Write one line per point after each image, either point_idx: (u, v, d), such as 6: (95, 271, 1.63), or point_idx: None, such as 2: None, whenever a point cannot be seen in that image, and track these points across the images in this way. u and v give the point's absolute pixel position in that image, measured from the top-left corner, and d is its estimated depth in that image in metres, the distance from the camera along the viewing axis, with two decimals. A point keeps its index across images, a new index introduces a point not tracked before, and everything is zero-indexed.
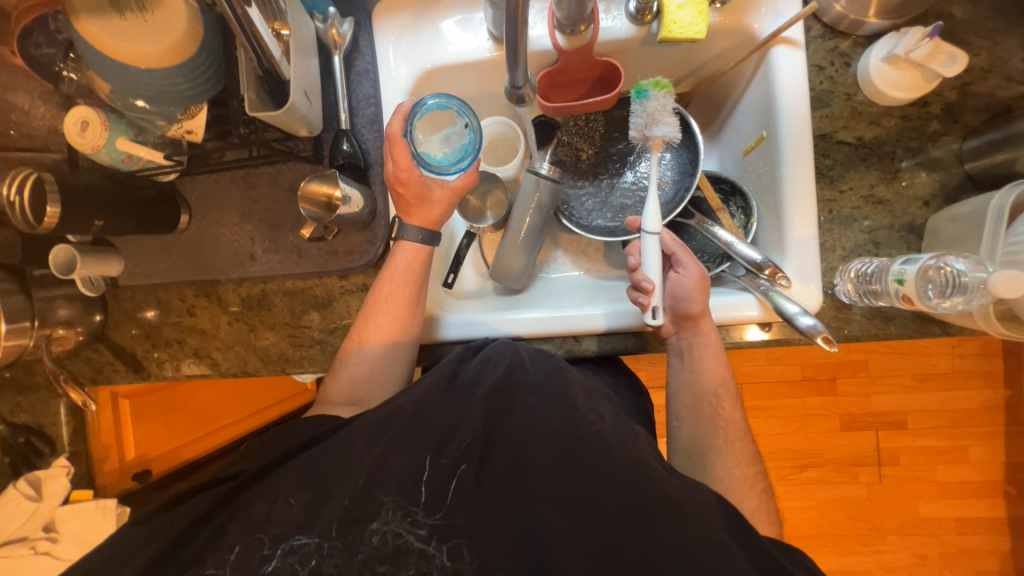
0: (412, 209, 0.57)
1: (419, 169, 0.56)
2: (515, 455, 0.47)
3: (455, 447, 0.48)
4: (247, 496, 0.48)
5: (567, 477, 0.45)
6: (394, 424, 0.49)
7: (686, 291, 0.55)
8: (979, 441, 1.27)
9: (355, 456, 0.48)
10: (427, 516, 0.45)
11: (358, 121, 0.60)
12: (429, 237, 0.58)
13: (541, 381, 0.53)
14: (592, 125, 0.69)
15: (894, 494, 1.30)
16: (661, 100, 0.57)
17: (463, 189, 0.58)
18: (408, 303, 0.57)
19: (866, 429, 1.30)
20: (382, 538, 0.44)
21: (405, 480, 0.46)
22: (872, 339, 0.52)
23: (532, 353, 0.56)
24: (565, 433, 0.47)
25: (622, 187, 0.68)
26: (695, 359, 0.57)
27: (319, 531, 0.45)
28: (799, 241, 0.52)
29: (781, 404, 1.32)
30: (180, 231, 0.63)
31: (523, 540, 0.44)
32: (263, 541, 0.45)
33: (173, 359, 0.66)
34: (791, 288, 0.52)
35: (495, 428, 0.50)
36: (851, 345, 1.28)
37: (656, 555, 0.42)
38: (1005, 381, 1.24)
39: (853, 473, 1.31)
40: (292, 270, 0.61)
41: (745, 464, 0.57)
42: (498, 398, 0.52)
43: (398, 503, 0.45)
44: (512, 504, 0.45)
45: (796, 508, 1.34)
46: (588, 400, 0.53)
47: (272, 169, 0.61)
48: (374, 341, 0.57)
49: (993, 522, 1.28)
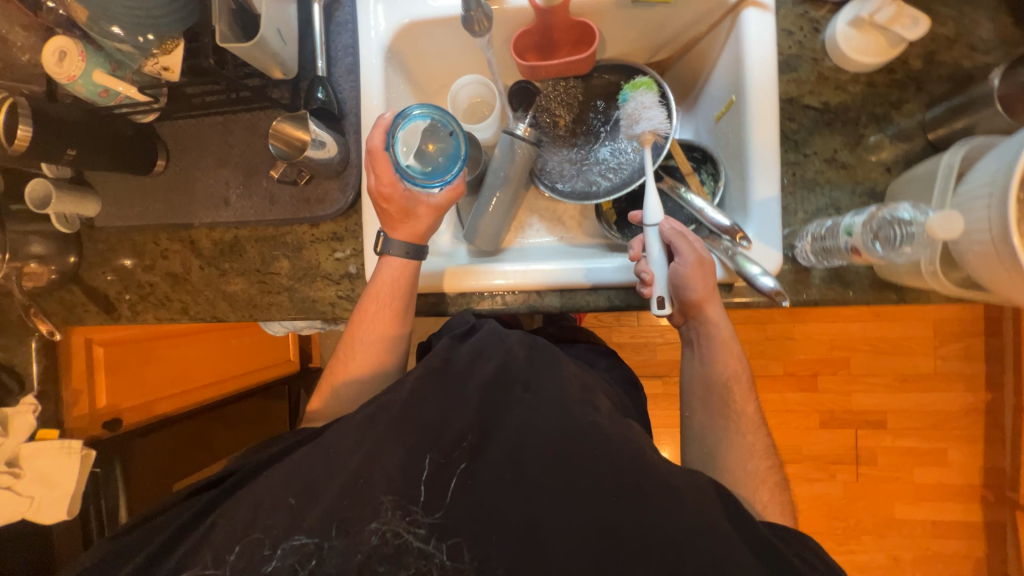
0: (397, 223, 0.58)
1: (402, 183, 0.55)
2: (513, 448, 0.46)
3: (445, 441, 0.47)
4: (231, 496, 0.48)
5: (564, 475, 0.44)
6: (381, 420, 0.48)
7: (686, 282, 0.53)
8: (961, 446, 1.26)
9: (341, 455, 0.47)
10: (427, 515, 0.45)
11: (336, 70, 0.61)
12: (414, 252, 0.58)
13: (536, 375, 0.52)
14: (571, 92, 0.69)
15: (871, 494, 1.30)
16: (639, 100, 0.61)
17: (448, 203, 0.57)
18: (406, 296, 0.58)
19: (847, 427, 1.30)
20: (381, 537, 0.44)
21: (399, 479, 0.45)
22: (830, 304, 0.52)
23: (526, 351, 0.55)
24: (560, 425, 0.47)
25: (598, 154, 0.69)
26: (704, 349, 0.59)
27: (316, 530, 0.44)
28: (761, 201, 0.52)
29: (761, 398, 1.32)
30: (157, 173, 0.64)
31: (520, 537, 0.43)
32: (263, 540, 0.45)
33: (148, 305, 0.67)
34: (752, 249, 0.52)
35: (488, 420, 0.49)
36: (833, 342, 1.29)
37: (656, 555, 0.41)
38: (985, 385, 1.24)
39: (831, 471, 1.31)
40: (264, 216, 0.62)
41: (759, 458, 0.56)
42: (494, 393, 0.50)
43: (395, 501, 0.45)
44: (516, 499, 0.44)
45: None
46: (583, 392, 0.53)
47: (250, 116, 0.62)
48: (379, 331, 0.59)
49: (970, 526, 1.27)
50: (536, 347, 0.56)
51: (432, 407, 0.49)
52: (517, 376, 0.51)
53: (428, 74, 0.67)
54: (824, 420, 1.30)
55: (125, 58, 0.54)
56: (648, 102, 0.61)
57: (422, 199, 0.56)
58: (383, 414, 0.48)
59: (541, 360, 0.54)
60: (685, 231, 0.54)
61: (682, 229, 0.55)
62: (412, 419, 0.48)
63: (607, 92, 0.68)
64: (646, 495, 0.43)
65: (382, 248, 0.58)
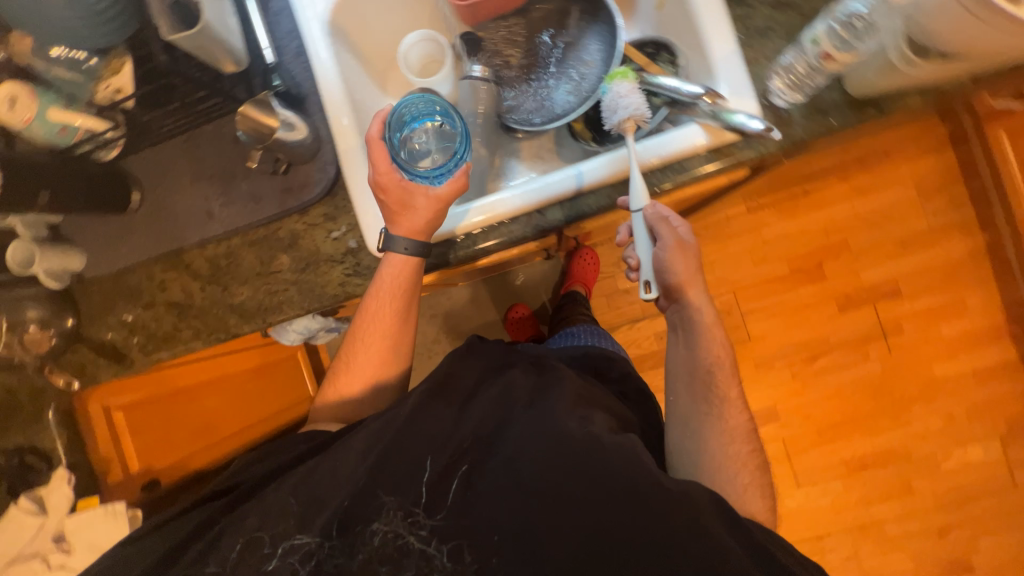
0: (398, 216, 0.58)
1: (398, 173, 0.57)
2: (507, 459, 0.56)
3: (442, 455, 0.57)
4: (241, 508, 0.56)
5: (551, 471, 0.54)
6: (381, 443, 0.57)
7: (670, 264, 0.59)
8: (977, 293, 1.28)
9: (343, 473, 0.56)
10: (428, 518, 0.55)
11: (286, 58, 0.61)
12: (416, 248, 0.58)
13: (528, 400, 0.61)
14: (514, 30, 0.70)
15: (907, 362, 1.31)
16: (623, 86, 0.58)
17: (449, 195, 0.58)
18: (401, 305, 0.61)
19: (864, 305, 1.32)
20: (383, 538, 0.54)
21: (402, 485, 0.55)
22: (818, 137, 0.54)
23: (519, 377, 0.64)
24: (556, 437, 0.56)
25: (556, 80, 0.70)
26: (689, 333, 0.67)
27: (318, 532, 0.53)
28: (722, 58, 0.54)
29: (776, 302, 1.34)
30: (134, 210, 0.64)
31: (511, 524, 0.54)
32: (263, 538, 0.54)
33: (160, 343, 0.65)
34: (729, 103, 0.54)
35: (490, 434, 0.59)
36: (827, 228, 1.31)
37: (628, 539, 0.52)
38: (979, 226, 1.27)
39: (863, 351, 1.32)
40: (253, 217, 0.62)
41: (740, 442, 0.64)
42: (494, 411, 0.60)
43: (399, 506, 0.55)
44: (514, 500, 0.54)
45: (817, 401, 1.34)
46: (578, 406, 0.62)
47: (212, 125, 0.62)
48: (377, 336, 0.64)
49: (1008, 365, 1.28)
50: (528, 376, 0.65)
51: (426, 429, 0.58)
52: (514, 399, 0.61)
53: (374, 47, 0.68)
54: (841, 304, 1.32)
55: (74, 88, 0.56)
56: (624, 90, 0.57)
57: (421, 194, 0.57)
58: (383, 439, 0.57)
59: (539, 385, 0.64)
60: (668, 216, 0.58)
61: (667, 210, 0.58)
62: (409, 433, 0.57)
63: (549, 21, 0.70)
64: (641, 499, 0.53)
65: (384, 245, 0.58)
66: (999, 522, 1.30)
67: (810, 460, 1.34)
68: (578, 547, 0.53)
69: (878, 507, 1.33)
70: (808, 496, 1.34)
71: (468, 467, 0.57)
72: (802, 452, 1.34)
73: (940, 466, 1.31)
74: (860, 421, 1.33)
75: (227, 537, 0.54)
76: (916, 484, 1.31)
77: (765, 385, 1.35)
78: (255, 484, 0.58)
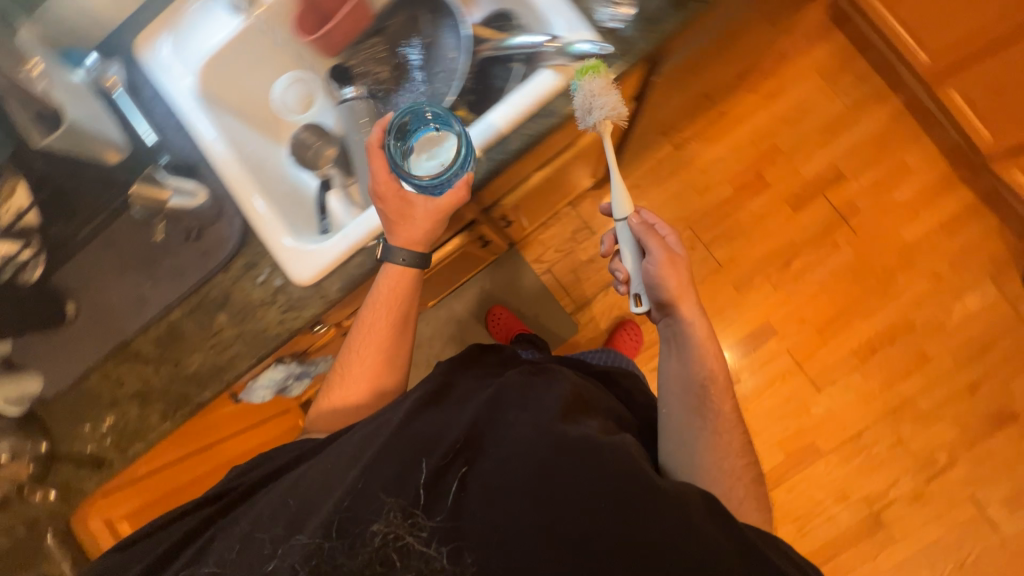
0: (397, 225, 0.60)
1: (396, 182, 0.60)
2: (507, 454, 0.58)
3: (437, 448, 0.58)
4: (233, 515, 0.61)
5: (551, 457, 0.56)
6: (372, 444, 0.60)
7: (657, 277, 0.72)
8: (914, 150, 1.30)
9: (337, 474, 0.58)
10: (428, 518, 0.54)
11: (169, 136, 0.66)
12: (417, 257, 0.62)
13: (522, 400, 0.64)
14: (376, 49, 0.74)
15: (875, 238, 1.32)
16: (594, 83, 0.54)
17: (448, 207, 0.60)
18: (391, 316, 0.65)
19: (815, 198, 1.34)
20: (382, 538, 0.53)
21: (400, 484, 0.56)
22: (658, 43, 0.57)
23: (517, 385, 0.67)
24: (553, 429, 0.58)
25: (428, 79, 0.73)
26: (680, 343, 0.75)
27: (315, 536, 0.53)
28: (551, 5, 0.60)
29: (733, 223, 1.36)
30: (72, 319, 0.66)
31: (515, 515, 0.54)
32: (262, 543, 0.56)
33: (132, 436, 0.67)
34: (568, 39, 0.58)
35: (492, 427, 0.61)
36: (753, 139, 1.35)
37: (634, 516, 0.53)
38: (890, 90, 1.31)
39: (830, 241, 1.33)
40: (181, 288, 0.64)
41: (736, 458, 0.71)
42: (489, 401, 0.63)
43: (398, 506, 0.55)
44: (514, 480, 0.56)
45: (805, 303, 1.34)
46: (571, 406, 0.66)
47: (122, 217, 0.65)
48: (369, 346, 0.66)
49: (972, 207, 1.29)
50: (523, 385, 0.67)
51: (422, 429, 0.61)
52: (507, 393, 0.65)
53: None
54: (793, 205, 1.34)
55: None
56: (598, 88, 0.54)
57: (422, 203, 0.61)
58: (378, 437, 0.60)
59: (535, 384, 0.69)
60: (654, 236, 0.72)
61: (652, 232, 0.73)
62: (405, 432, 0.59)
63: (405, 30, 0.74)
64: (631, 496, 0.54)
65: (384, 255, 0.62)
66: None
67: (820, 362, 1.33)
68: (575, 524, 0.53)
69: (902, 385, 1.31)
70: (831, 397, 1.33)
71: (466, 449, 0.59)
72: (809, 355, 1.34)
73: (946, 325, 1.29)
74: (854, 308, 1.32)
75: (221, 541, 0.59)
76: (930, 350, 1.30)
77: (752, 305, 1.35)
78: (251, 488, 0.64)
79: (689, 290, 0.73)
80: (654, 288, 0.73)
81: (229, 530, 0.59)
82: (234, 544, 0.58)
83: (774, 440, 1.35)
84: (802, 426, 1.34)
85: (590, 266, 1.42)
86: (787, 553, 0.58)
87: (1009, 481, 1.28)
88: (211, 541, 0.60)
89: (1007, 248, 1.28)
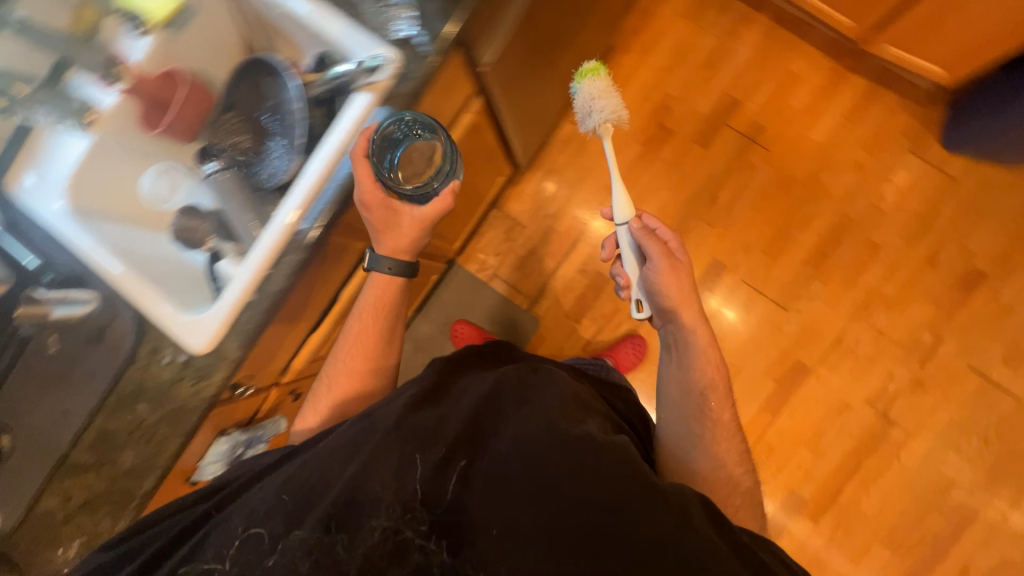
0: (386, 236, 0.72)
1: (382, 189, 0.65)
2: (506, 450, 0.66)
3: (434, 450, 0.66)
4: (231, 508, 0.67)
5: (547, 456, 0.63)
6: (367, 447, 0.68)
7: (659, 286, 0.88)
8: (795, 57, 1.33)
9: (335, 472, 0.67)
10: (427, 514, 0.63)
11: (55, 258, 0.71)
12: (398, 265, 0.76)
13: (520, 396, 0.71)
14: (229, 121, 0.78)
15: (788, 148, 1.33)
16: (591, 84, 0.85)
17: (430, 215, 0.71)
18: (376, 326, 0.79)
19: (719, 129, 1.36)
20: (383, 533, 0.62)
21: (401, 485, 0.65)
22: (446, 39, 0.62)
23: (516, 380, 0.73)
24: (549, 428, 0.65)
25: (277, 132, 0.75)
26: (682, 353, 0.91)
27: (320, 531, 0.63)
28: (346, 33, 0.64)
29: (650, 176, 1.38)
30: (9, 451, 0.69)
31: (507, 503, 0.62)
32: (265, 537, 0.63)
33: (90, 545, 0.69)
34: (367, 59, 0.63)
35: (488, 423, 0.69)
36: (643, 94, 1.39)
37: (622, 512, 0.59)
38: (752, 11, 1.36)
39: (747, 164, 1.35)
40: (97, 392, 0.68)
41: (732, 462, 0.87)
42: (485, 400, 0.71)
43: (397, 507, 0.64)
44: (509, 470, 0.65)
45: (744, 230, 1.35)
46: (566, 399, 0.72)
47: (34, 344, 0.70)
48: (357, 357, 0.78)
49: (868, 91, 1.31)
50: (523, 377, 0.74)
51: (422, 431, 0.68)
52: (504, 392, 0.72)
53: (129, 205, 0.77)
54: (701, 142, 1.37)
55: None
56: (596, 88, 0.85)
57: (411, 210, 0.71)
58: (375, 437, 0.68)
59: (534, 381, 0.74)
60: (658, 247, 0.87)
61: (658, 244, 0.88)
62: (405, 433, 0.67)
63: (246, 94, 0.77)
64: (628, 500, 0.60)
65: (370, 264, 0.75)
66: (971, 217, 1.26)
67: (777, 281, 1.33)
68: (570, 518, 0.60)
69: (863, 278, 1.30)
70: (800, 311, 1.32)
71: (459, 443, 0.67)
72: (765, 277, 1.34)
73: (884, 208, 1.29)
74: (791, 219, 1.33)
75: (216, 534, 0.65)
76: (877, 237, 1.30)
77: (694, 247, 1.36)
78: (246, 480, 0.70)
79: (690, 300, 0.88)
80: (658, 296, 0.88)
81: (223, 522, 0.65)
82: (236, 536, 0.64)
83: (760, 370, 1.33)
84: (782, 348, 1.32)
85: (532, 258, 1.44)
86: (773, 550, 0.64)
87: (1000, 340, 1.25)
88: (205, 538, 0.65)
89: (914, 118, 1.29)
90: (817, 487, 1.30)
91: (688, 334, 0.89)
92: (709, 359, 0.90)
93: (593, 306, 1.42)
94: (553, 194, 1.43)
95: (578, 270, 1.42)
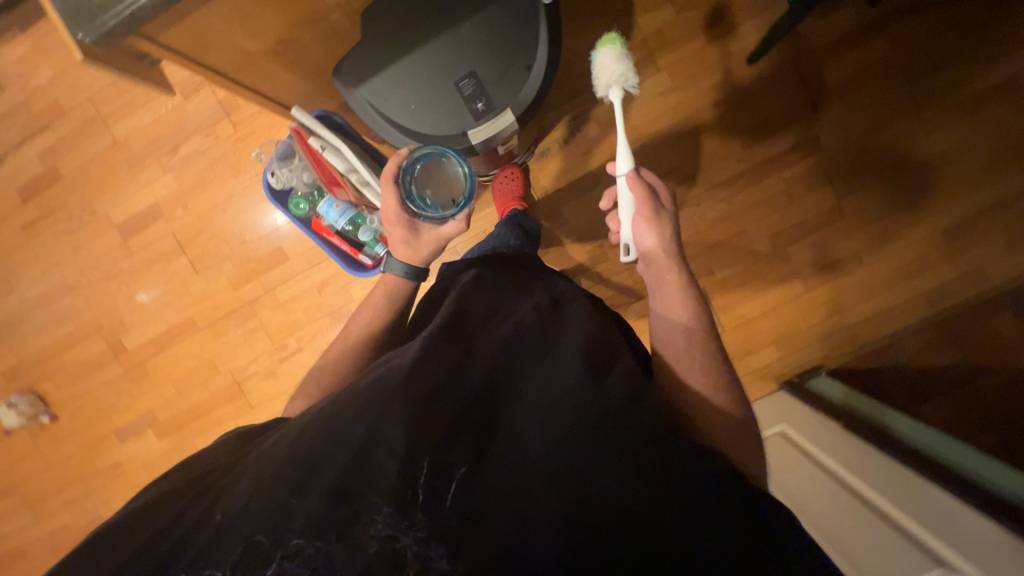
0: (404, 253, 0.83)
1: (400, 203, 0.81)
2: (534, 407, 0.53)
3: (446, 411, 0.51)
4: (202, 493, 0.49)
5: (570, 432, 0.50)
6: (374, 398, 0.52)
7: (643, 210, 0.75)
8: None
9: (342, 427, 0.50)
10: (428, 519, 0.46)
11: None
12: (410, 271, 0.83)
13: (536, 347, 0.61)
14: None
15: (252, 136, 1.32)
16: (602, 53, 0.91)
17: (454, 230, 0.83)
18: (384, 298, 0.82)
19: (199, 84, 1.32)
20: (380, 543, 0.44)
21: (395, 475, 0.47)
22: None
23: (531, 323, 0.64)
24: (563, 403, 0.52)
25: None
26: (660, 292, 0.72)
27: (318, 529, 0.44)
28: None
29: (126, 99, 1.35)
30: None
31: (534, 467, 0.49)
32: (262, 545, 0.44)
33: None
34: None
35: (503, 382, 0.56)
36: None
37: (641, 454, 0.49)
38: None
39: (214, 131, 1.33)
40: None
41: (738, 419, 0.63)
42: (512, 339, 0.61)
43: (399, 503, 0.46)
44: (552, 422, 0.51)
45: (185, 186, 1.35)
46: (593, 341, 0.61)
47: None
48: (387, 307, 0.81)
49: None
50: (545, 323, 0.65)
51: (421, 387, 0.53)
52: (525, 339, 0.61)
53: None
54: (182, 90, 1.32)
55: None
56: (603, 59, 0.91)
57: (431, 231, 0.83)
58: (380, 390, 0.53)
59: (550, 324, 0.65)
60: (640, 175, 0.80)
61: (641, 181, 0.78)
62: (418, 384, 0.53)
63: None
64: (653, 455, 0.49)
65: (387, 268, 0.83)
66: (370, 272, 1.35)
67: (198, 246, 1.36)
68: (591, 469, 0.48)
69: (257, 278, 1.34)
70: (206, 279, 1.37)
71: (471, 398, 0.53)
72: (189, 241, 1.36)
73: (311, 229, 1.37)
74: (300, 248, 1.32)
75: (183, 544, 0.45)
76: (290, 247, 1.32)
77: (138, 188, 1.37)
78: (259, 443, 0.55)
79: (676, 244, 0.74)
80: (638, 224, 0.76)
81: (232, 492, 0.47)
82: (229, 537, 0.44)
83: (153, 313, 1.40)
84: (180, 305, 1.39)
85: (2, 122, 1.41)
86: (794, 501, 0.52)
87: None
88: (178, 546, 0.45)
89: None
90: (158, 429, 1.44)
91: (663, 271, 0.73)
92: (678, 290, 0.71)
93: (43, 191, 1.41)
94: (40, 66, 1.38)
95: (37, 155, 1.40)
